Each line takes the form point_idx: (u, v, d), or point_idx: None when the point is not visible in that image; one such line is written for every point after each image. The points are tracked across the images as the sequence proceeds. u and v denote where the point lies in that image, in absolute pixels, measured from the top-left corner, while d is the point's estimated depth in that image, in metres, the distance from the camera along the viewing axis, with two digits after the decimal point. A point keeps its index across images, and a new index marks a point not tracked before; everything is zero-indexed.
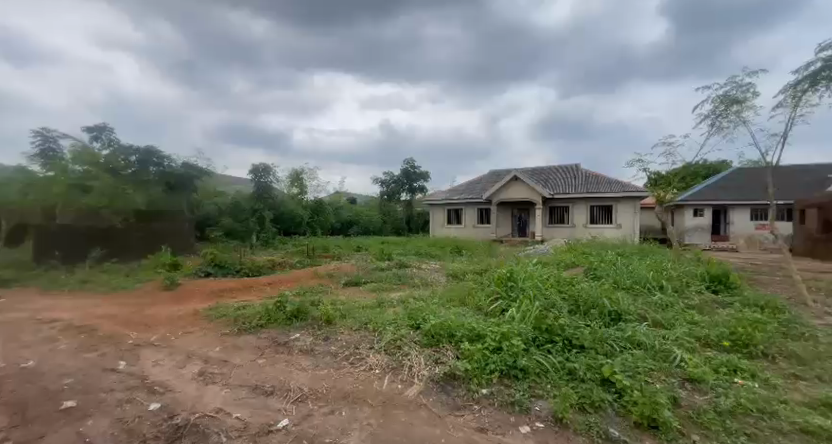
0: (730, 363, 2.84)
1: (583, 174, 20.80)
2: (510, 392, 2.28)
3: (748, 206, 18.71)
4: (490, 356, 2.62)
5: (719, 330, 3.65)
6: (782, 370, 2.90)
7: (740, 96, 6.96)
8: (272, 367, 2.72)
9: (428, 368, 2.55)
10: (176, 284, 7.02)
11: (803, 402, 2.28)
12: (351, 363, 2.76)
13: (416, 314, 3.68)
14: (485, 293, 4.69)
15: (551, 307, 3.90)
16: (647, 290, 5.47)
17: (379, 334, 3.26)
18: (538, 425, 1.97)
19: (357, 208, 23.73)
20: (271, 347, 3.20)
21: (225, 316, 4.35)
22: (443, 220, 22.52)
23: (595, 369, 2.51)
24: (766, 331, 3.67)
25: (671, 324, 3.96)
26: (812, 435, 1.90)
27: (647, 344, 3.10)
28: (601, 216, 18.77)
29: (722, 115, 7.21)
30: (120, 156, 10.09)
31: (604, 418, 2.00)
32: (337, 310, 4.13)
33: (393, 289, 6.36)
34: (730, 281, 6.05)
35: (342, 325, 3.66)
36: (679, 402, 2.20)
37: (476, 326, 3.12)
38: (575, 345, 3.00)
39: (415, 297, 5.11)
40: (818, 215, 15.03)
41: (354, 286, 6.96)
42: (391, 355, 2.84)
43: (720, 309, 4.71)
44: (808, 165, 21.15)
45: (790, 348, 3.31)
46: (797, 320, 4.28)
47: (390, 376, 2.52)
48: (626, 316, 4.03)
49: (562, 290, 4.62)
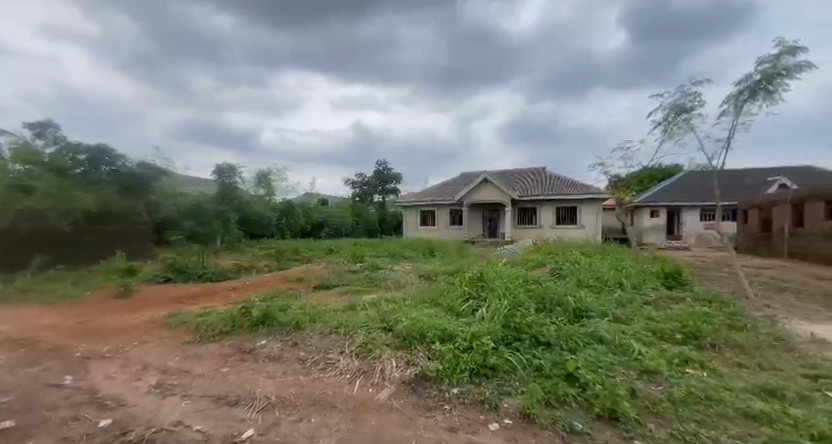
0: (682, 355, 3.04)
1: (549, 177, 21.57)
2: (479, 391, 2.32)
3: (698, 207, 20.17)
4: (460, 356, 2.67)
5: (673, 324, 3.91)
6: (728, 360, 3.13)
7: (688, 105, 7.48)
8: (236, 376, 2.62)
9: (400, 371, 2.55)
10: (131, 292, 6.61)
11: (746, 389, 2.47)
12: (322, 368, 2.71)
13: (388, 317, 3.68)
14: (458, 293, 4.77)
15: (519, 305, 4.04)
16: (609, 287, 5.76)
17: (351, 338, 3.23)
18: (507, 421, 2.00)
19: (328, 209, 23.41)
20: (237, 354, 3.09)
21: (187, 323, 4.16)
22: (415, 221, 22.62)
23: (560, 366, 2.62)
24: (714, 324, 3.95)
25: (630, 319, 4.19)
26: (754, 419, 2.05)
27: (607, 339, 3.26)
28: (566, 217, 19.56)
29: (673, 123, 7.72)
30: (67, 154, 9.26)
31: (568, 412, 2.06)
32: (307, 314, 4.06)
33: (366, 292, 6.32)
34: (683, 277, 6.49)
35: (312, 329, 3.58)
36: (637, 393, 2.33)
37: (448, 327, 3.17)
38: (542, 342, 3.10)
39: (388, 299, 5.10)
40: (759, 216, 16.38)
41: (325, 289, 6.84)
42: (362, 358, 2.82)
43: (674, 304, 5.03)
44: (749, 169, 23.02)
45: (735, 339, 3.57)
46: (741, 312, 4.64)
47: (361, 380, 2.50)
48: (589, 312, 4.22)
49: (530, 289, 4.78)
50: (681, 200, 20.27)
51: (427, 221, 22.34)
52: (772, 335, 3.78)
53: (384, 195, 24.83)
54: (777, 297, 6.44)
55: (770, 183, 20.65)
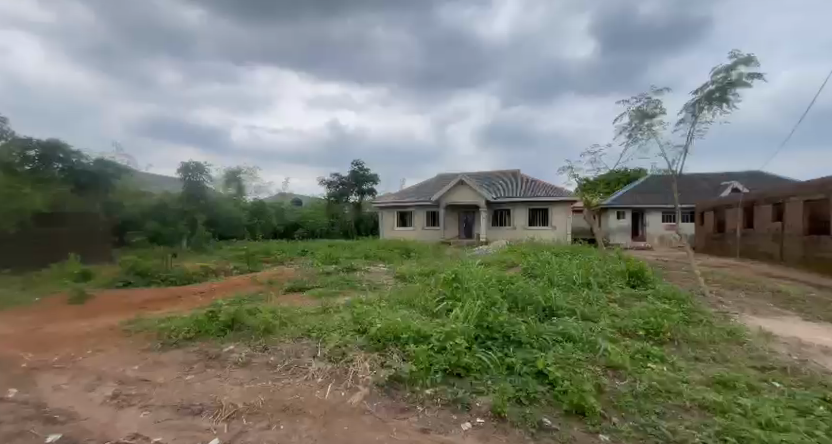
0: (644, 350, 3.18)
1: (522, 179, 22.09)
2: (453, 391, 2.33)
3: (659, 209, 21.27)
4: (434, 356, 2.68)
5: (636, 321, 4.09)
6: (686, 354, 3.31)
7: (650, 112, 7.88)
8: (201, 383, 2.51)
9: (374, 373, 2.52)
10: (87, 297, 6.22)
11: (702, 381, 2.62)
12: (293, 373, 2.64)
13: (362, 319, 3.65)
14: (432, 294, 4.79)
15: (493, 305, 4.10)
16: (577, 286, 5.96)
17: (323, 341, 3.17)
18: (479, 420, 2.02)
19: (302, 209, 22.99)
20: (202, 361, 2.97)
21: (147, 329, 3.95)
22: (392, 223, 22.53)
23: (530, 363, 2.68)
24: (673, 320, 4.16)
25: (596, 317, 4.35)
26: (709, 409, 2.17)
27: (576, 336, 3.37)
28: (538, 218, 20.09)
29: (637, 128, 8.10)
30: (15, 150, 8.55)
31: (538, 409, 2.11)
32: (277, 318, 3.96)
33: (341, 293, 6.23)
34: (646, 276, 6.80)
35: (282, 333, 3.49)
36: (603, 388, 2.41)
37: (422, 327, 3.17)
38: (514, 340, 3.16)
39: (363, 301, 5.05)
40: (714, 217, 17.46)
41: (297, 292, 6.68)
42: (335, 362, 2.77)
43: (637, 302, 5.27)
44: (707, 173, 24.46)
45: (691, 334, 3.78)
46: (697, 309, 4.92)
47: (333, 384, 2.45)
48: (559, 310, 4.35)
49: (503, 289, 4.86)
50: (644, 202, 21.33)
51: (403, 223, 22.32)
52: (725, 329, 4.03)
53: (359, 195, 24.05)
54: (730, 294, 6.87)
55: (725, 187, 22.04)
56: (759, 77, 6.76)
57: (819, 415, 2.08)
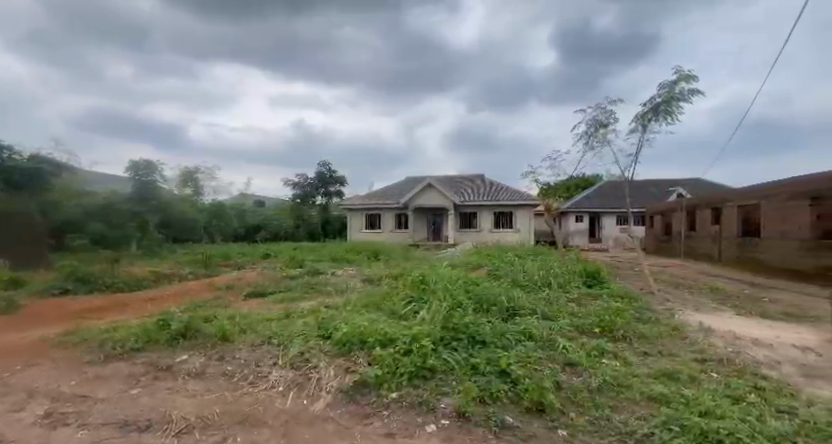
0: (599, 347, 3.35)
1: (488, 183, 22.63)
2: (418, 393, 2.34)
3: (614, 213, 22.56)
4: (400, 359, 2.67)
5: (592, 319, 4.30)
6: (636, 349, 3.51)
7: (604, 121, 8.38)
8: (149, 397, 2.35)
9: (338, 379, 2.47)
10: (17, 307, 5.64)
11: (650, 374, 2.80)
12: (252, 383, 2.53)
13: (327, 323, 3.56)
14: (400, 296, 4.77)
15: (458, 306, 4.15)
16: (538, 287, 6.18)
17: (285, 348, 3.07)
18: (444, 422, 2.03)
19: (265, 211, 22.22)
20: (150, 373, 2.78)
21: (88, 340, 3.65)
22: (360, 225, 22.25)
23: (493, 363, 2.74)
24: (625, 317, 4.42)
25: (556, 315, 4.52)
26: (656, 401, 2.32)
27: (537, 335, 3.48)
28: (503, 222, 20.67)
29: (592, 136, 8.59)
30: None
31: (500, 407, 2.16)
32: (235, 325, 3.79)
33: (304, 298, 6.05)
34: (601, 276, 7.16)
35: (241, 341, 3.35)
36: (561, 384, 2.51)
37: (388, 331, 3.15)
38: (478, 341, 3.22)
39: (328, 306, 4.94)
40: (662, 221, 18.78)
41: (259, 297, 6.42)
42: (297, 369, 2.69)
43: (593, 301, 5.54)
44: (656, 179, 26.26)
45: (641, 330, 4.04)
46: (646, 306, 5.25)
47: (295, 392, 2.37)
48: (521, 310, 4.48)
49: (469, 290, 4.94)
50: (600, 207, 22.57)
51: (370, 225, 22.12)
52: (670, 325, 4.32)
53: (325, 197, 23.94)
54: (675, 292, 7.41)
55: (671, 192, 23.77)
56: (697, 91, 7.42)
57: (750, 402, 2.29)
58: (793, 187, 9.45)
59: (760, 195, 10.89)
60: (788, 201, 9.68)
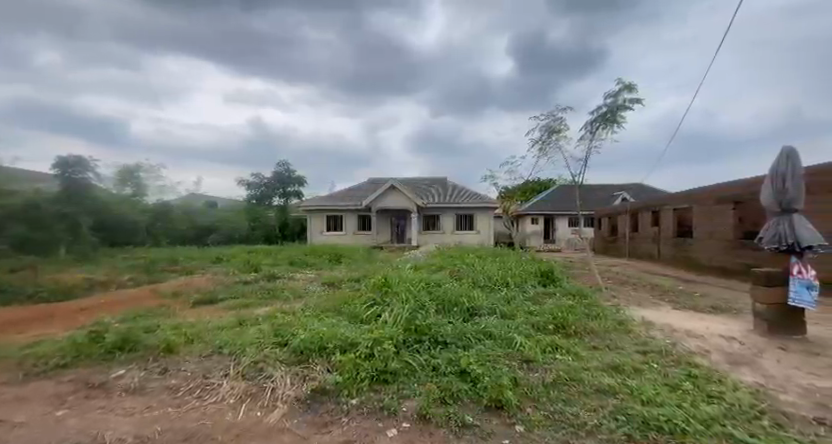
0: (554, 344, 3.50)
1: (449, 186, 23.03)
2: (380, 398, 2.30)
3: (566, 215, 23.79)
4: (361, 364, 2.62)
5: (547, 317, 4.49)
6: (587, 344, 3.70)
7: (556, 127, 8.96)
8: (78, 418, 2.12)
9: (295, 388, 2.37)
10: None
11: (600, 367, 2.96)
12: (199, 396, 2.36)
13: (283, 330, 3.41)
14: (361, 300, 4.70)
15: (421, 308, 4.16)
16: (498, 287, 6.36)
17: (238, 357, 2.90)
18: (405, 425, 2.02)
19: (219, 212, 20.49)
20: (81, 391, 2.51)
21: (4, 358, 3.23)
22: (321, 227, 21.57)
23: (455, 363, 2.77)
24: (577, 314, 4.66)
25: (514, 314, 4.67)
26: (605, 392, 2.46)
27: (496, 334, 3.57)
28: (464, 223, 21.15)
29: (546, 142, 9.15)
30: None
31: (461, 407, 2.17)
32: (181, 335, 3.54)
33: (259, 305, 5.76)
34: (555, 276, 7.50)
35: (187, 352, 3.13)
36: (519, 381, 2.59)
37: (349, 335, 3.09)
38: (440, 342, 3.23)
39: (286, 311, 4.75)
40: (609, 223, 20.11)
41: (209, 305, 6.02)
42: (251, 379, 2.55)
43: (548, 299, 5.79)
44: (604, 184, 28.05)
45: (590, 326, 4.27)
46: (596, 303, 5.57)
47: (248, 404, 2.24)
48: (481, 310, 4.58)
49: (432, 291, 4.99)
50: (554, 209, 23.68)
51: (332, 227, 21.60)
52: (617, 321, 4.61)
53: (283, 197, 23.47)
54: (622, 289, 7.93)
55: (617, 196, 25.50)
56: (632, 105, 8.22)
57: (685, 389, 2.49)
58: (720, 192, 10.47)
59: (693, 200, 11.97)
60: (715, 204, 10.75)
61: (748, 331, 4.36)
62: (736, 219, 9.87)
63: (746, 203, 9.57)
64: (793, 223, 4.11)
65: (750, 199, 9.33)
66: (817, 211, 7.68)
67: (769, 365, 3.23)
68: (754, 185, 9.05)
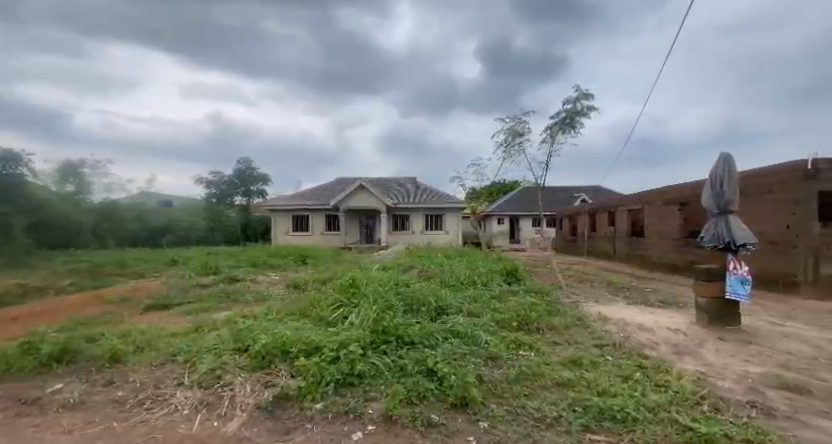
0: (517, 340, 3.61)
1: (417, 186, 23.12)
2: (345, 401, 2.26)
3: (530, 216, 24.63)
4: (326, 368, 2.56)
5: (511, 314, 4.61)
6: (548, 340, 3.85)
7: (519, 130, 9.28)
8: (5, 439, 1.91)
9: (255, 395, 2.28)
10: None
11: (559, 361, 3.09)
12: (149, 408, 2.21)
13: (243, 335, 3.27)
14: (328, 301, 4.61)
15: (389, 309, 4.15)
16: (465, 286, 6.45)
17: (193, 365, 2.75)
18: (370, 428, 1.99)
19: (174, 213, 19.35)
20: (9, 409, 2.27)
21: None
22: (286, 227, 20.92)
23: (422, 363, 2.78)
24: (539, 311, 4.84)
25: (480, 312, 4.76)
26: (564, 386, 2.56)
27: (462, 333, 3.63)
28: (433, 223, 21.34)
29: (510, 144, 9.43)
30: None
31: (427, 407, 2.18)
32: (130, 343, 3.31)
33: (219, 309, 5.48)
34: (519, 274, 7.73)
35: (137, 361, 2.93)
36: (484, 378, 2.64)
37: (314, 339, 3.02)
38: (407, 342, 3.23)
39: (248, 315, 4.57)
40: (570, 223, 21.03)
41: (161, 310, 5.66)
42: (207, 388, 2.42)
43: (512, 297, 5.95)
44: (564, 186, 29.30)
45: (552, 322, 4.43)
46: (556, 300, 5.80)
47: (204, 414, 2.12)
48: (449, 309, 4.63)
49: (400, 292, 4.99)
50: (518, 210, 24.44)
51: (299, 227, 21.01)
52: (576, 316, 4.83)
53: (245, 197, 22.76)
54: (581, 286, 8.30)
55: (577, 197, 26.72)
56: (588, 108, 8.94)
57: (636, 379, 2.65)
58: (668, 195, 11.25)
59: (644, 201, 12.78)
60: (663, 206, 11.54)
61: (691, 324, 4.71)
62: (681, 220, 10.64)
63: (691, 204, 10.34)
64: (729, 222, 4.49)
65: (694, 201, 10.12)
66: (750, 212, 8.43)
67: (709, 355, 3.51)
68: (696, 188, 9.82)
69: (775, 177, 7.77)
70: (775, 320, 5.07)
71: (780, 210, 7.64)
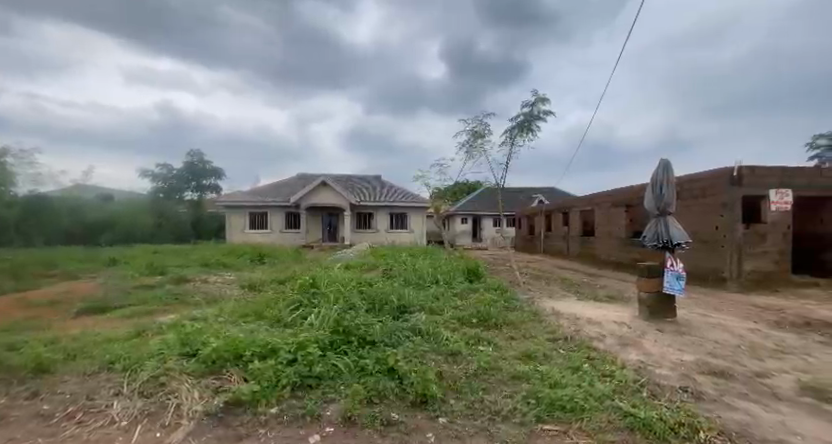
0: (476, 336, 3.69)
1: (381, 184, 23.00)
2: (301, 404, 2.19)
3: (491, 215, 25.36)
4: (282, 371, 2.48)
5: (471, 311, 4.71)
6: (505, 335, 3.98)
7: (480, 131, 9.53)
8: None
9: (203, 403, 2.14)
10: None
11: (515, 355, 3.20)
12: (81, 421, 2.02)
13: (192, 338, 3.09)
14: (286, 302, 4.45)
15: (350, 308, 4.09)
16: (427, 284, 6.51)
17: (133, 373, 2.55)
18: (328, 430, 1.95)
19: None
20: None
21: None
22: (243, 225, 19.99)
23: (383, 362, 2.76)
24: (497, 307, 4.99)
25: (441, 309, 4.82)
26: (520, 378, 2.66)
27: (423, 330, 3.65)
28: (398, 222, 21.34)
29: (472, 145, 9.65)
30: None
31: (387, 406, 2.18)
32: (60, 351, 3.01)
33: (166, 312, 5.14)
34: (479, 272, 7.92)
35: (67, 371, 2.66)
36: (443, 374, 2.68)
37: (270, 341, 2.91)
38: (368, 342, 3.20)
39: (198, 318, 4.30)
40: (528, 223, 21.93)
41: (98, 315, 5.18)
42: (150, 397, 2.25)
43: (472, 294, 6.09)
44: (524, 188, 30.45)
45: (509, 317, 4.59)
46: (514, 296, 6.02)
47: (145, 425, 1.97)
48: (411, 307, 4.65)
49: (363, 291, 4.93)
50: (480, 210, 25.09)
51: (257, 225, 20.13)
52: (531, 312, 5.04)
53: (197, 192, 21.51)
54: (537, 283, 8.66)
55: (535, 199, 27.91)
56: (545, 112, 9.52)
57: (585, 370, 2.81)
58: (616, 197, 12.03)
59: (595, 203, 13.59)
60: (611, 207, 12.34)
61: (634, 317, 5.08)
62: (627, 221, 11.43)
63: (635, 206, 11.14)
64: (667, 223, 4.88)
65: (638, 204, 10.92)
66: (686, 213, 9.22)
67: (649, 345, 3.81)
68: (640, 191, 10.59)
69: (706, 182, 8.56)
70: (705, 313, 5.59)
71: (710, 213, 8.43)
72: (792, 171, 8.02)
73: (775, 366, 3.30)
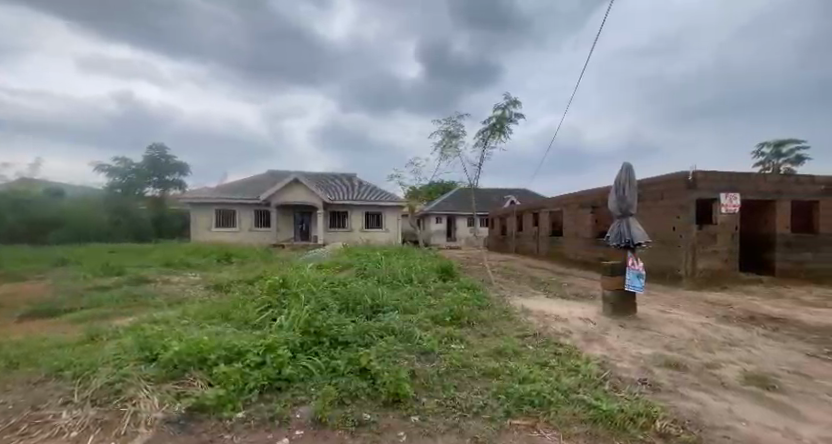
0: (448, 335, 3.73)
1: (354, 183, 22.76)
2: (270, 407, 2.14)
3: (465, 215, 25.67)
4: (249, 374, 2.40)
5: (444, 309, 4.75)
6: (477, 332, 4.05)
7: (453, 132, 9.64)
8: None
9: (163, 409, 2.04)
10: None
11: (487, 352, 3.27)
12: (25, 434, 1.87)
13: (152, 342, 2.93)
14: (255, 303, 4.32)
15: (323, 309, 4.02)
16: (400, 283, 6.51)
17: (85, 380, 2.38)
18: (298, 432, 1.91)
19: None
20: None
21: None
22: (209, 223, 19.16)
23: (355, 361, 2.74)
24: (469, 305, 5.06)
25: (415, 308, 4.84)
26: (491, 375, 2.71)
27: (396, 330, 3.65)
28: (371, 221, 21.18)
29: (446, 145, 9.74)
30: None
31: (358, 406, 2.16)
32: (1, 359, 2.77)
33: (124, 314, 4.85)
34: (452, 271, 8.00)
35: (8, 380, 2.45)
36: (415, 373, 2.69)
37: (237, 344, 2.82)
38: (341, 342, 3.16)
39: (159, 321, 4.09)
40: (500, 223, 22.39)
41: (45, 319, 4.81)
42: (105, 404, 2.12)
43: (445, 293, 6.15)
44: (496, 189, 31.03)
45: (481, 315, 4.68)
46: (485, 295, 6.13)
47: (98, 435, 1.86)
48: (384, 306, 4.63)
49: (335, 291, 4.86)
50: (455, 210, 25.35)
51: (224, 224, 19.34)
52: (502, 309, 5.14)
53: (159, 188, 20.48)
54: (508, 281, 8.85)
55: (507, 199, 28.50)
56: (516, 116, 9.76)
57: (552, 365, 2.90)
58: (583, 198, 12.50)
59: (563, 204, 14.07)
60: (578, 208, 12.82)
61: (598, 314, 5.29)
62: (593, 221, 11.91)
63: (601, 208, 11.62)
64: (629, 224, 5.12)
65: (603, 205, 11.40)
66: (647, 215, 9.72)
67: (611, 340, 3.99)
68: (605, 193, 11.07)
69: (665, 185, 9.06)
70: (663, 309, 5.91)
71: (668, 214, 8.93)
72: (740, 177, 8.64)
73: (722, 358, 3.55)
